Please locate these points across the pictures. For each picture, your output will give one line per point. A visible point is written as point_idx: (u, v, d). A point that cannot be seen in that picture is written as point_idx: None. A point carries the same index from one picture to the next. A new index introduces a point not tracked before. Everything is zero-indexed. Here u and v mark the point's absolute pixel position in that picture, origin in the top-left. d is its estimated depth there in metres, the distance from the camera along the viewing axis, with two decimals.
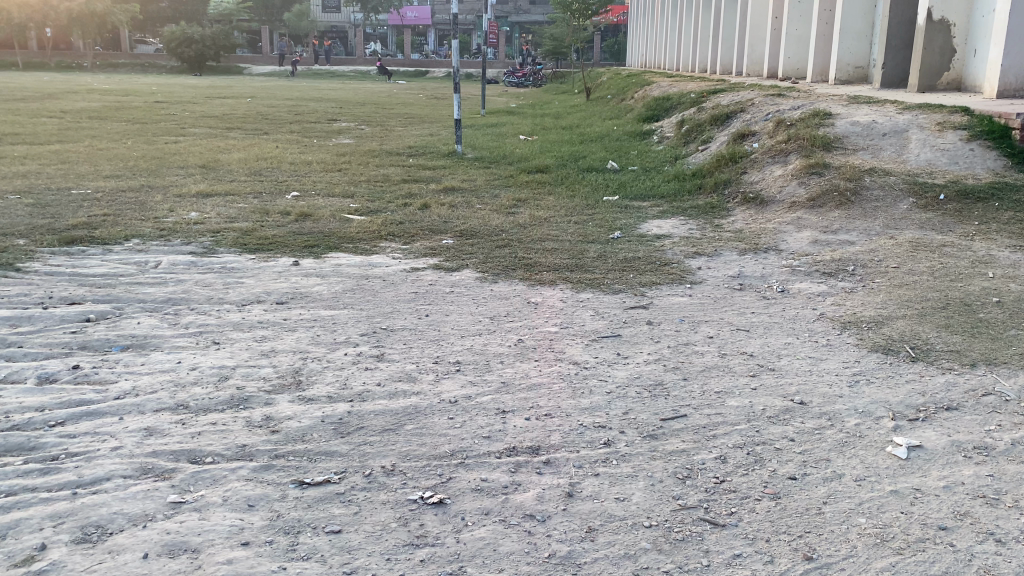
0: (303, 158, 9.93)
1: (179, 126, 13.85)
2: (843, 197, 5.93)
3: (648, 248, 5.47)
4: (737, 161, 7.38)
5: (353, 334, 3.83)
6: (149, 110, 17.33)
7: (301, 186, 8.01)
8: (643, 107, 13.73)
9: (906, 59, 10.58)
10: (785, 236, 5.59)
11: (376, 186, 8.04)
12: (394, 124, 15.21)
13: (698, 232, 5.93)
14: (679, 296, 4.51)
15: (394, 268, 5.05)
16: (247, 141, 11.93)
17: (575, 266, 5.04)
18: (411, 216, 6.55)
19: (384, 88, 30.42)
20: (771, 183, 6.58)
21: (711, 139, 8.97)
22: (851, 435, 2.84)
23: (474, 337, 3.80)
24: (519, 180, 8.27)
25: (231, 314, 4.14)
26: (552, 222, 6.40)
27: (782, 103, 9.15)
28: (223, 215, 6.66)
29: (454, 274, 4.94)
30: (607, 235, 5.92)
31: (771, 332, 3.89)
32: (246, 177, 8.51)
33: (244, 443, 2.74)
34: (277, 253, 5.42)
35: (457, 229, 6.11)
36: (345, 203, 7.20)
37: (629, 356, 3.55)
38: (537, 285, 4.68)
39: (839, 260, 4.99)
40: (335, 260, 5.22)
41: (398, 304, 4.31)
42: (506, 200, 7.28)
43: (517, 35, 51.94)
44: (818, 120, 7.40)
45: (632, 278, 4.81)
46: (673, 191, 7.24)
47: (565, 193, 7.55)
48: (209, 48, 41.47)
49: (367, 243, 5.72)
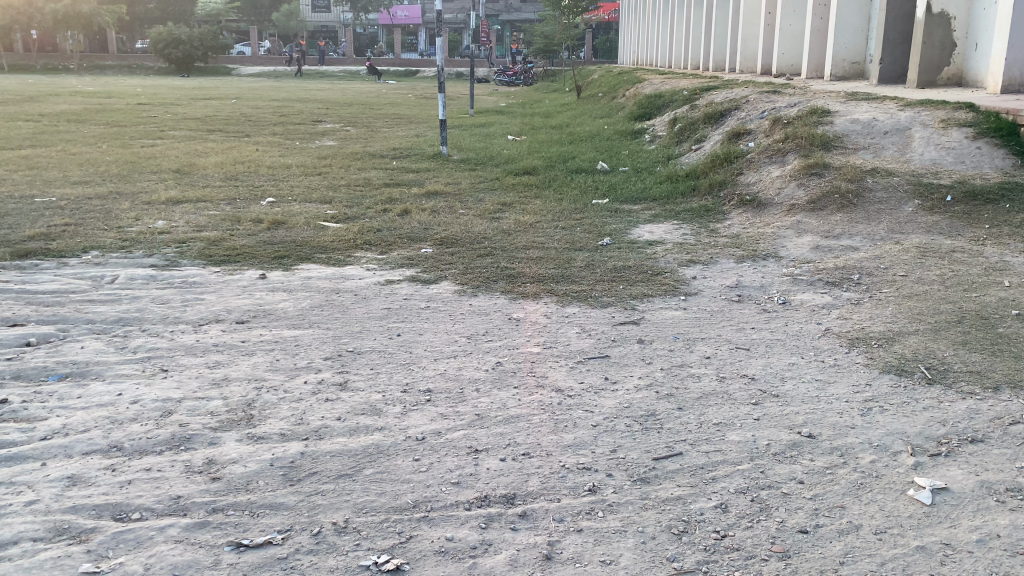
0: (282, 161, 9.59)
1: (159, 129, 13.48)
2: (845, 200, 5.63)
3: (639, 256, 5.15)
4: (732, 161, 7.07)
5: (316, 357, 3.50)
6: (129, 113, 16.94)
7: (278, 191, 7.67)
8: (635, 105, 13.40)
9: (904, 54, 10.28)
10: (784, 242, 5.28)
11: (355, 191, 7.69)
12: (380, 125, 14.86)
13: (692, 237, 5.62)
14: (672, 310, 4.19)
15: (368, 281, 4.72)
16: (227, 143, 11.57)
17: (561, 277, 4.72)
18: (389, 223, 6.21)
19: (373, 88, 30.05)
20: (768, 185, 6.27)
21: (705, 138, 8.65)
22: (868, 475, 2.52)
23: (449, 360, 3.47)
24: (506, 182, 7.94)
25: (185, 335, 3.80)
26: (538, 228, 6.07)
27: (777, 100, 8.83)
28: (191, 224, 6.31)
29: (432, 287, 4.61)
30: (596, 241, 5.59)
31: (773, 351, 3.57)
32: (221, 182, 8.17)
33: (179, 494, 2.40)
34: (244, 265, 5.08)
35: (438, 237, 5.77)
36: (322, 209, 6.87)
37: (618, 382, 3.21)
38: (520, 298, 4.35)
39: (844, 268, 4.68)
40: (305, 273, 4.88)
41: (369, 322, 3.98)
42: (491, 204, 6.95)
43: (507, 33, 51.58)
44: (817, 118, 7.08)
45: (622, 290, 4.49)
46: (666, 193, 6.92)
47: (553, 196, 7.22)
48: (197, 49, 41.03)
49: (342, 253, 5.38)
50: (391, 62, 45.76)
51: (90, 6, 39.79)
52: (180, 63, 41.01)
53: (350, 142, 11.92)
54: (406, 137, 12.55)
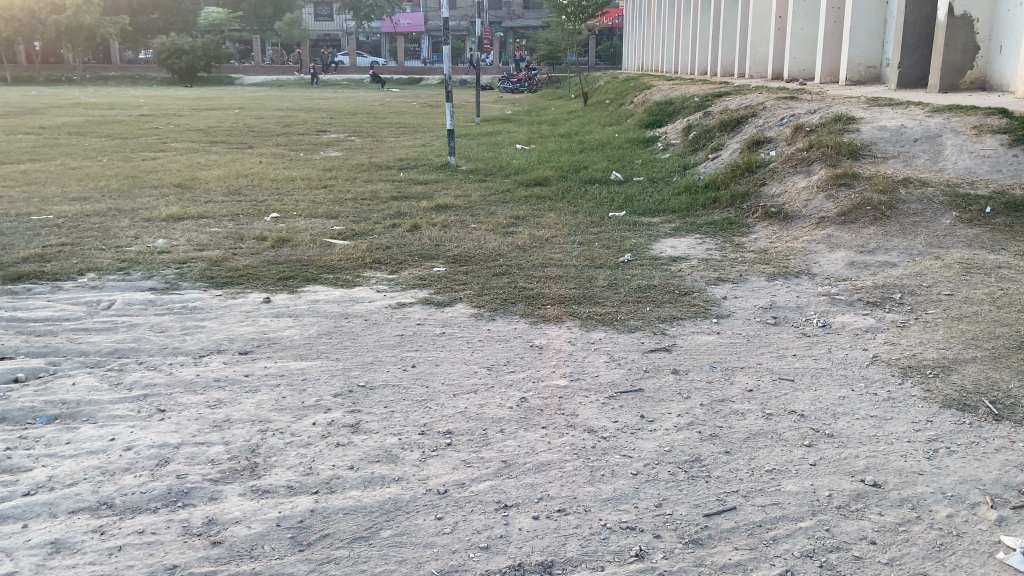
0: (286, 174, 9.35)
1: (161, 142, 13.27)
2: (877, 212, 5.36)
3: (664, 274, 4.88)
4: (754, 171, 6.80)
5: (325, 393, 3.24)
6: (131, 125, 16.73)
7: (282, 206, 7.42)
8: (645, 112, 13.14)
9: (923, 58, 10.01)
10: (816, 257, 5.00)
11: (362, 204, 7.44)
12: (386, 134, 14.62)
13: (718, 253, 5.35)
14: (705, 335, 3.91)
15: (378, 304, 4.45)
16: (230, 155, 11.33)
17: (583, 298, 4.45)
18: (399, 240, 5.95)
19: (377, 96, 29.84)
20: (794, 196, 6.00)
21: (722, 146, 8.38)
22: (947, 534, 2.24)
23: (469, 396, 3.20)
24: (517, 195, 7.68)
25: (184, 369, 3.53)
26: (555, 244, 5.80)
27: (796, 106, 8.56)
28: (192, 242, 6.06)
29: (446, 310, 4.35)
30: (616, 258, 5.32)
31: (820, 383, 3.30)
32: (224, 197, 7.92)
33: (175, 563, 2.15)
34: (248, 287, 4.83)
35: (450, 254, 5.51)
36: (328, 224, 6.62)
37: (656, 421, 2.95)
38: (541, 323, 4.09)
39: (883, 286, 4.41)
40: (311, 295, 4.63)
41: (382, 351, 3.71)
42: (503, 218, 6.69)
43: (510, 40, 51.41)
44: (841, 125, 6.81)
45: (650, 312, 4.21)
46: (686, 204, 6.66)
47: (567, 209, 6.96)
48: (200, 59, 40.99)
49: (349, 272, 5.12)
50: (395, 70, 45.61)
51: (93, 17, 39.73)
52: (183, 72, 40.90)
53: (355, 153, 11.68)
54: (412, 147, 12.30)
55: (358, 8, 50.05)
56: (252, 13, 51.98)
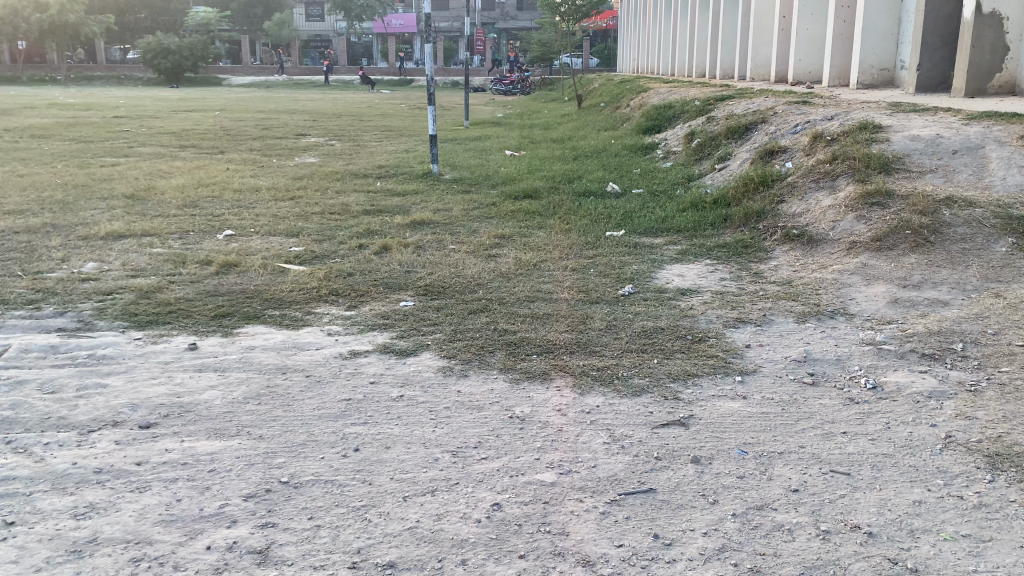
0: (252, 183, 8.54)
1: (126, 146, 12.42)
2: (918, 237, 4.60)
3: (672, 311, 4.11)
4: (769, 184, 6.04)
5: (233, 495, 2.45)
6: (102, 127, 15.89)
7: (239, 221, 6.64)
8: (642, 117, 12.38)
9: (944, 59, 9.29)
10: (851, 292, 4.24)
11: (330, 220, 6.65)
12: (367, 138, 13.83)
13: (734, 284, 4.58)
14: (728, 401, 3.14)
15: (326, 352, 3.66)
16: (196, 162, 10.50)
17: (576, 345, 3.67)
18: (364, 264, 5.17)
19: (365, 98, 29.07)
20: (819, 216, 5.23)
21: (730, 154, 7.63)
22: None
23: (425, 499, 2.41)
24: (503, 209, 6.90)
25: (60, 452, 2.73)
26: (543, 271, 5.03)
27: (810, 111, 7.80)
28: (127, 267, 5.27)
29: (408, 361, 3.56)
30: (615, 290, 4.55)
31: (885, 479, 2.52)
32: (177, 211, 7.12)
33: None
34: (175, 329, 4.03)
35: (421, 284, 4.73)
36: (286, 244, 5.83)
37: (675, 547, 2.17)
38: (523, 381, 3.30)
39: (940, 331, 3.64)
40: (248, 341, 3.83)
41: (319, 425, 2.92)
42: (486, 238, 5.91)
43: (503, 42, 50.70)
44: (868, 133, 6.05)
45: (657, 366, 3.44)
46: (693, 223, 5.90)
47: (558, 227, 6.18)
48: (187, 59, 40.14)
49: (300, 308, 4.34)
50: (385, 72, 44.82)
51: (76, 16, 38.74)
52: (168, 73, 39.99)
53: (333, 159, 10.88)
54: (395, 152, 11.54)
55: (348, 8, 49.26)
56: (241, 13, 51.15)
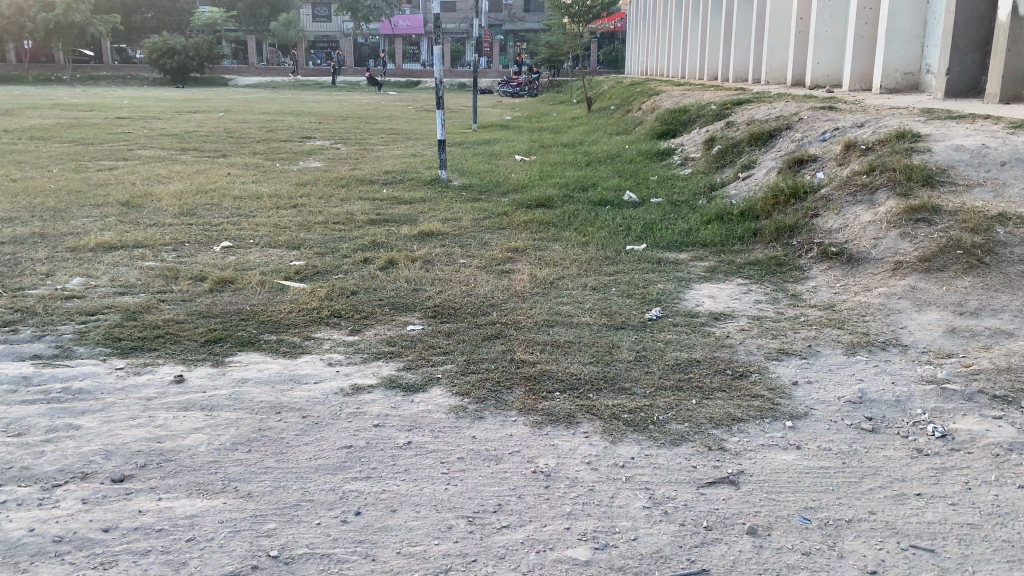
0: (253, 189, 8.19)
1: (126, 149, 12.10)
2: (972, 257, 4.22)
3: (707, 340, 3.74)
4: (800, 196, 5.66)
5: (214, 573, 2.09)
6: (102, 128, 15.60)
7: (238, 232, 6.30)
8: (656, 121, 12.01)
9: (974, 64, 8.91)
10: (902, 320, 3.86)
11: (333, 230, 6.29)
12: (373, 141, 13.50)
13: (770, 309, 4.21)
14: (779, 452, 2.77)
15: (325, 387, 3.30)
16: (197, 166, 10.16)
17: (602, 380, 3.30)
18: (369, 281, 4.81)
19: (372, 99, 28.74)
20: (858, 232, 4.86)
21: (754, 162, 7.26)
22: None
23: None
24: (516, 219, 6.54)
25: (16, 514, 2.37)
26: (561, 290, 4.67)
27: (839, 117, 7.42)
28: (116, 283, 4.92)
29: (416, 398, 3.20)
30: (641, 313, 4.18)
31: (976, 559, 2.15)
32: (173, 219, 6.78)
33: None
34: (161, 357, 3.67)
35: (430, 304, 4.37)
36: (285, 257, 5.48)
37: None
38: (547, 425, 2.93)
39: (1009, 368, 3.26)
40: (240, 373, 3.47)
41: (316, 482, 2.56)
42: (498, 252, 5.55)
43: (510, 43, 50.42)
44: (906, 142, 5.67)
45: (696, 408, 3.07)
46: (719, 237, 5.53)
47: (575, 239, 5.82)
48: (193, 58, 39.93)
49: (298, 332, 3.98)
50: (391, 74, 44.60)
51: (82, 15, 38.48)
52: (174, 73, 39.72)
53: (337, 163, 10.53)
54: (402, 156, 11.20)
55: (355, 8, 49.00)
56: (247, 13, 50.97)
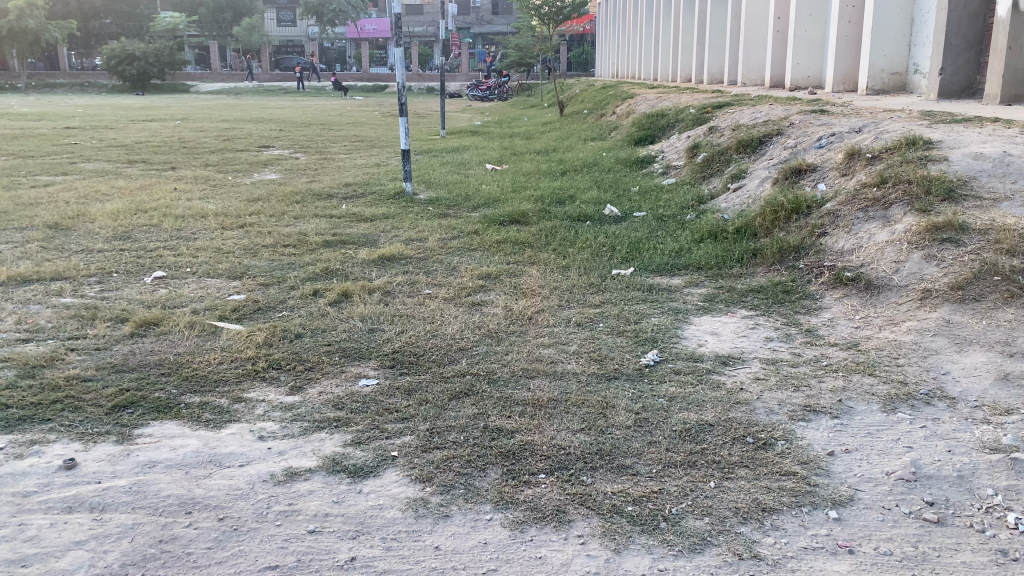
0: (198, 207, 7.49)
1: (68, 162, 11.30)
2: (1013, 285, 3.66)
3: (717, 394, 3.13)
4: (802, 211, 5.10)
5: None
6: (48, 138, 14.74)
7: (174, 258, 5.60)
8: (633, 125, 11.45)
9: (969, 63, 8.45)
10: (943, 364, 3.29)
11: (283, 255, 5.63)
12: (335, 150, 12.80)
13: (785, 349, 3.62)
14: (828, 559, 2.17)
15: (253, 474, 2.64)
16: (141, 180, 9.40)
17: (596, 455, 2.68)
18: (318, 320, 4.16)
19: (338, 103, 27.97)
20: (875, 255, 4.29)
21: (744, 171, 6.71)
22: None
23: None
24: (488, 238, 5.92)
25: None
26: (541, 326, 4.05)
27: (833, 121, 6.88)
28: (19, 325, 4.21)
29: (366, 486, 2.55)
30: (636, 357, 3.57)
31: None
32: (104, 244, 6.06)
33: None
34: (52, 431, 2.98)
35: (388, 349, 3.72)
36: (224, 290, 4.81)
37: None
38: (531, 525, 2.31)
39: None
40: (148, 453, 2.80)
41: None
42: (468, 279, 4.91)
43: (479, 46, 49.85)
44: (916, 149, 5.12)
45: (715, 495, 2.45)
46: (715, 259, 4.96)
47: (553, 263, 5.20)
48: (153, 65, 38.81)
49: (229, 392, 3.32)
50: (358, 79, 43.77)
51: (36, 21, 37.19)
52: (134, 79, 38.51)
53: (295, 175, 9.82)
54: (365, 166, 10.54)
55: (320, 12, 48.10)
56: (210, 18, 49.88)
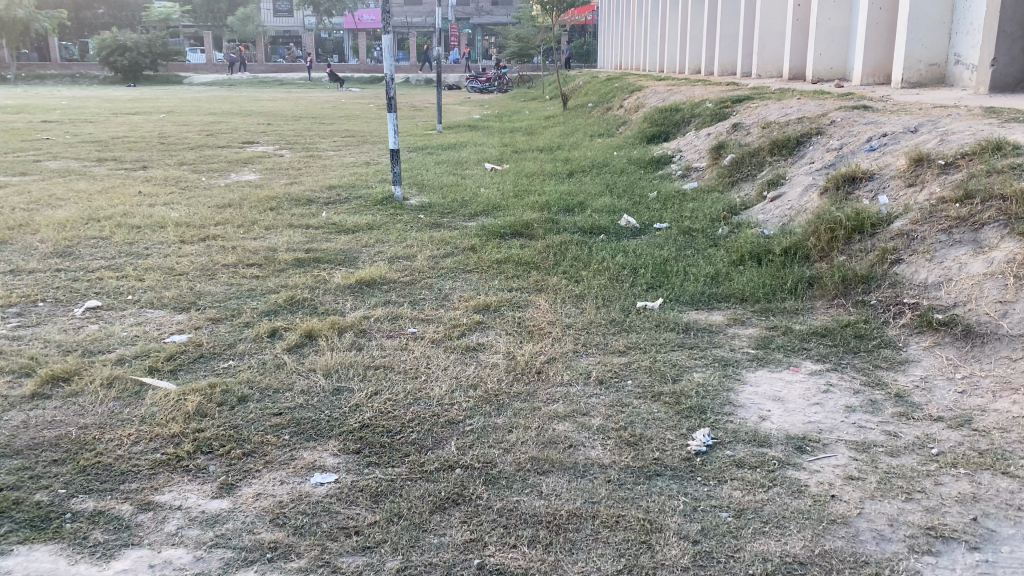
0: (158, 215, 6.62)
1: (31, 159, 10.44)
2: None
3: (800, 507, 2.26)
4: (864, 230, 4.24)
5: None
6: (20, 132, 13.90)
7: (115, 282, 4.74)
8: (645, 120, 10.57)
9: None
10: None
11: (244, 278, 4.76)
12: (323, 146, 11.94)
13: (877, 426, 2.75)
14: None
15: None
16: (106, 181, 8.54)
17: None
18: (271, 374, 3.29)
19: (333, 96, 27.08)
20: (971, 291, 3.43)
21: (781, 176, 5.84)
22: None
23: None
24: (487, 256, 5.06)
25: None
26: (553, 384, 3.18)
27: (882, 118, 6.01)
28: None
29: None
30: (682, 437, 2.70)
31: None
32: (38, 262, 5.18)
33: None
34: None
35: (357, 422, 2.86)
36: (165, 327, 3.94)
37: None
38: None
39: None
40: None
41: None
42: (461, 313, 4.04)
43: (478, 38, 48.92)
44: (1001, 155, 4.25)
45: None
46: (763, 289, 4.09)
47: (565, 290, 4.34)
48: (145, 56, 37.85)
49: (135, 494, 2.45)
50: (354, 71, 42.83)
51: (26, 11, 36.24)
52: (125, 71, 37.54)
53: (275, 176, 8.95)
54: (353, 165, 9.68)
55: None
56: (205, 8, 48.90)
